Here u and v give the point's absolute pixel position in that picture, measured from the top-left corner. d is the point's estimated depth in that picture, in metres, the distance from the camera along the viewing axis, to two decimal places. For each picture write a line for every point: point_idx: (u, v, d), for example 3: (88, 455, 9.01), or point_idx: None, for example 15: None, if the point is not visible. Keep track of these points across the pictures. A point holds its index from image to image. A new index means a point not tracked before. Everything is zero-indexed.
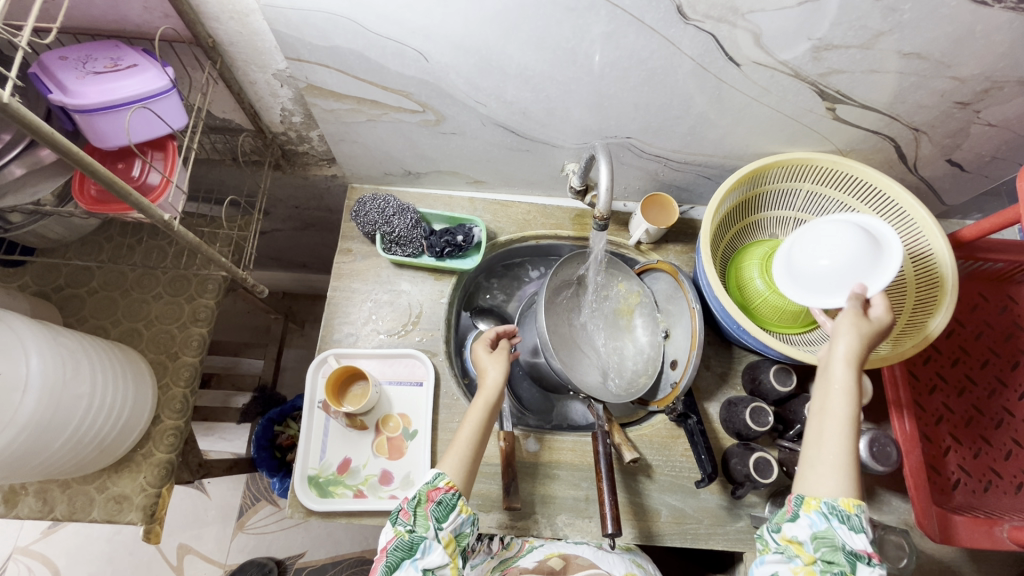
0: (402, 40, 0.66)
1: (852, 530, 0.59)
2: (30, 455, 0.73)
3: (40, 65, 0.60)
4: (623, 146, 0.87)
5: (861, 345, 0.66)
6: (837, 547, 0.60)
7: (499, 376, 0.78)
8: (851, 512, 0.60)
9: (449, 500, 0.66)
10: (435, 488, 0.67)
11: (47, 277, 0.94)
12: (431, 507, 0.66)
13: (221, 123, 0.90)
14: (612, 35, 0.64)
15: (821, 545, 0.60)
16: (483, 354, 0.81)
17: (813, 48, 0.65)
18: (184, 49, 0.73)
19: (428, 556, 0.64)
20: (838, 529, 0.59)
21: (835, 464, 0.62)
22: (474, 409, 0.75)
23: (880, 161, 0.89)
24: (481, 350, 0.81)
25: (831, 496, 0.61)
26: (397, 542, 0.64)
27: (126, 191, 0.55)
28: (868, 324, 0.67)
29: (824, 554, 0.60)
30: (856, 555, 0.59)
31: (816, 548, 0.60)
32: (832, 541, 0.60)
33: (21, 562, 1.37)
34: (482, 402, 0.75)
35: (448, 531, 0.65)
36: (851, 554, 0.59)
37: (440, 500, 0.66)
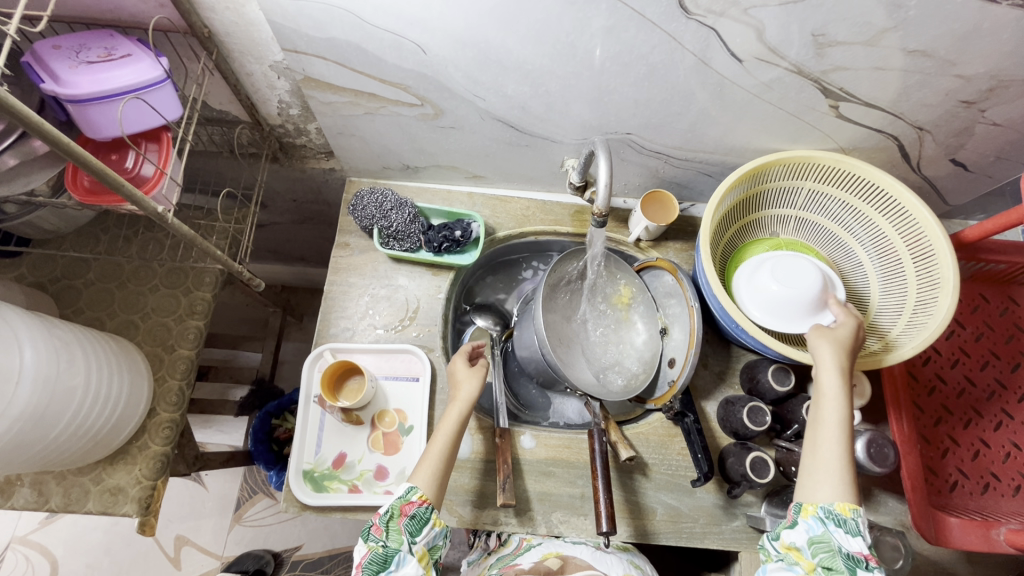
0: (399, 32, 0.65)
1: (848, 534, 0.60)
2: (24, 446, 0.73)
3: (32, 54, 0.59)
4: (624, 142, 0.86)
5: (842, 355, 0.71)
6: (835, 551, 0.60)
7: (473, 391, 0.80)
8: (847, 516, 0.61)
9: (422, 515, 0.68)
10: (408, 503, 0.68)
11: (43, 268, 0.94)
12: (405, 522, 0.67)
13: (218, 115, 0.89)
14: (612, 29, 0.64)
15: (819, 548, 0.61)
16: (460, 367, 0.82)
17: (816, 44, 0.64)
18: (179, 39, 0.72)
19: (402, 569, 0.65)
20: (834, 532, 0.61)
21: (833, 466, 0.64)
22: (448, 418, 0.76)
23: (883, 160, 0.88)
24: (458, 363, 0.82)
25: (826, 501, 0.62)
26: (372, 555, 0.65)
27: (119, 182, 0.55)
28: (841, 338, 0.72)
29: (823, 558, 0.61)
30: (856, 561, 0.59)
31: (814, 552, 0.61)
32: (829, 544, 0.60)
33: (19, 552, 1.37)
34: (454, 415, 0.76)
35: (421, 545, 0.67)
36: (850, 559, 0.59)
37: (414, 515, 0.67)
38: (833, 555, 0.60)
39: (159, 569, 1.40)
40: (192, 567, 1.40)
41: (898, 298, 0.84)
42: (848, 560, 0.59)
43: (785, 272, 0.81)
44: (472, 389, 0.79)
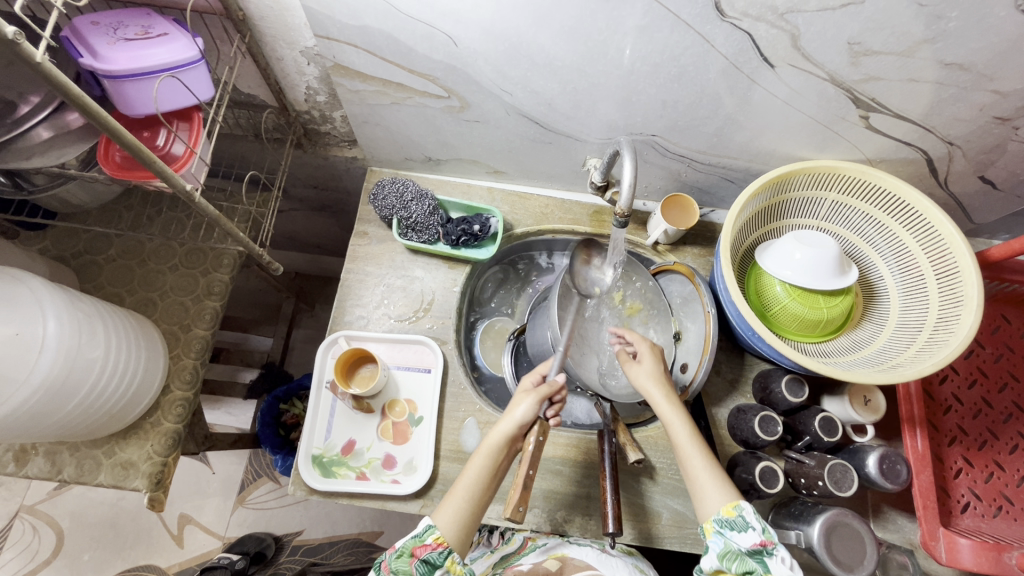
0: (432, 23, 0.65)
1: (741, 532, 0.63)
2: (41, 416, 0.74)
3: (71, 29, 0.60)
4: (648, 144, 0.86)
5: (658, 368, 0.77)
6: (740, 553, 0.63)
7: (521, 417, 0.70)
8: (735, 517, 0.64)
9: (434, 559, 0.63)
10: (422, 545, 0.64)
11: (66, 242, 0.95)
12: (415, 564, 0.63)
13: (246, 98, 0.90)
14: (645, 29, 0.63)
15: (728, 560, 0.63)
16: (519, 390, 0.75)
17: (852, 52, 0.64)
18: (214, 21, 0.73)
19: None
20: (732, 536, 0.63)
21: (705, 477, 0.68)
22: (478, 454, 0.70)
23: (909, 174, 0.87)
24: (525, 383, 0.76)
25: (715, 513, 0.66)
26: None
27: (150, 159, 0.56)
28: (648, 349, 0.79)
29: (738, 566, 0.63)
30: (763, 552, 0.61)
31: (727, 564, 0.63)
32: (734, 552, 0.63)
33: (26, 521, 1.40)
34: (494, 437, 0.70)
35: None
36: (755, 553, 0.62)
37: (426, 559, 0.63)
38: (741, 558, 0.62)
39: (162, 546, 1.41)
40: (194, 546, 1.42)
41: (919, 315, 0.82)
42: (753, 555, 0.62)
43: (813, 236, 0.82)
44: (524, 410, 0.71)
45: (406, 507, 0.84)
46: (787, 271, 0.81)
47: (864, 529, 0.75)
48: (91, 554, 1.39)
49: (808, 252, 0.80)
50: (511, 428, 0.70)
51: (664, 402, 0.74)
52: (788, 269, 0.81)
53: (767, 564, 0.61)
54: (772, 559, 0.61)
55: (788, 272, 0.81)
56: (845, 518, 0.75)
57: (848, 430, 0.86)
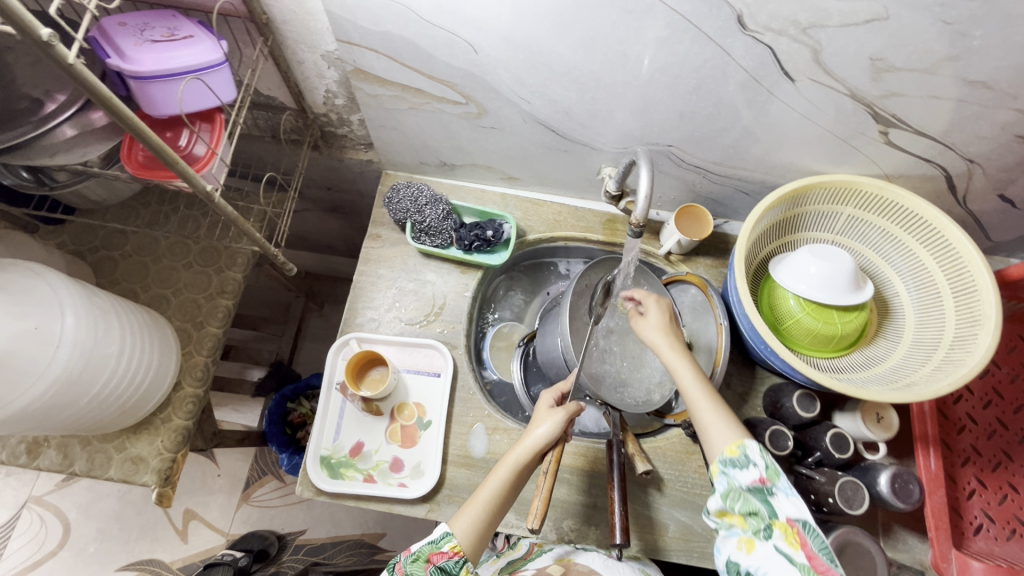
0: (453, 30, 0.66)
1: (743, 470, 0.62)
2: (56, 410, 0.75)
3: (99, 29, 0.61)
4: (663, 154, 0.86)
5: (664, 318, 0.76)
6: (743, 492, 0.61)
7: (544, 435, 0.69)
8: (737, 455, 0.63)
9: (450, 567, 0.63)
10: (439, 552, 0.64)
11: (84, 237, 0.96)
12: (430, 570, 0.63)
13: (265, 100, 0.91)
14: (666, 40, 0.64)
15: (732, 500, 0.62)
16: (541, 409, 0.73)
17: (874, 68, 0.63)
18: (238, 25, 0.74)
19: None
20: (734, 475, 0.62)
21: (710, 416, 0.67)
22: (500, 467, 0.68)
23: (927, 191, 0.86)
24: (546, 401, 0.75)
25: (720, 452, 0.64)
26: None
27: (173, 160, 0.57)
28: (653, 300, 0.78)
29: (741, 506, 0.62)
30: (765, 490, 0.61)
31: (730, 505, 0.62)
32: (737, 491, 0.62)
33: (34, 511, 1.41)
34: (518, 451, 0.68)
35: None
36: (758, 492, 0.61)
37: (442, 566, 0.63)
38: (744, 497, 0.61)
39: (166, 540, 1.42)
40: (198, 542, 1.43)
41: (936, 333, 0.81)
42: (756, 493, 0.61)
43: (829, 250, 0.81)
44: (547, 427, 0.69)
45: (412, 511, 0.84)
46: (801, 286, 0.81)
47: (874, 547, 0.75)
48: (97, 546, 1.40)
49: (823, 265, 0.79)
50: (535, 444, 0.68)
51: (669, 349, 0.73)
52: (803, 284, 0.81)
53: (771, 503, 0.60)
54: (776, 497, 0.60)
55: (803, 286, 0.81)
56: (855, 536, 0.75)
57: (859, 446, 0.85)
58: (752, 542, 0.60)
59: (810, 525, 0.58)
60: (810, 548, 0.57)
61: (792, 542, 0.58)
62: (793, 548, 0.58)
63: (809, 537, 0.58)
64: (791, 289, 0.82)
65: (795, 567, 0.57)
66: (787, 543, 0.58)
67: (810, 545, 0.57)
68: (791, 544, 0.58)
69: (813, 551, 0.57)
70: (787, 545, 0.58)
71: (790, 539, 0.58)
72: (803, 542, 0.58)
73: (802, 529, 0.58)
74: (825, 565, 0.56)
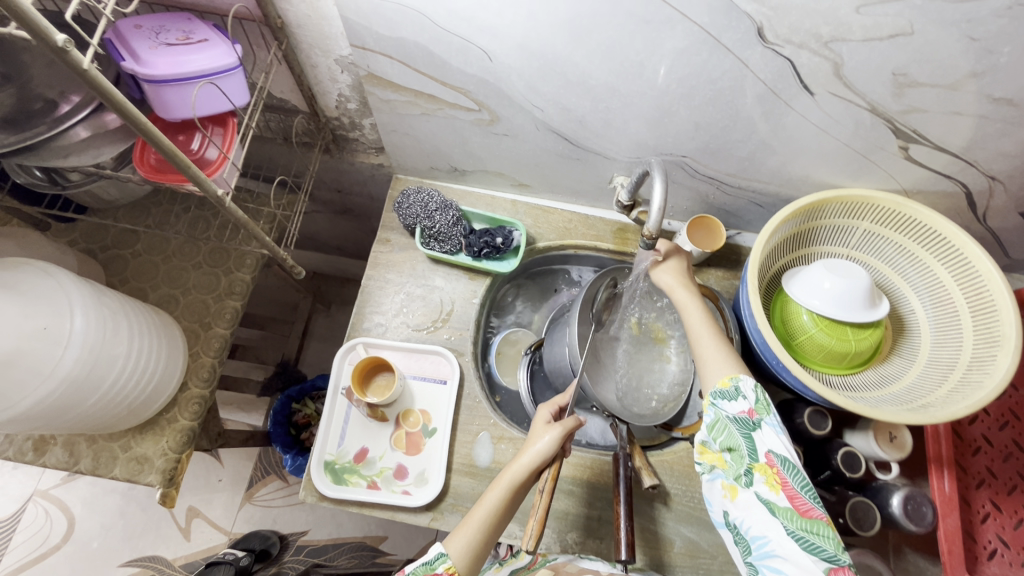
0: (469, 37, 0.65)
1: (732, 402, 0.65)
2: (64, 409, 0.75)
3: (115, 32, 0.61)
4: (677, 164, 0.85)
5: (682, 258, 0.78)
6: (729, 425, 0.65)
7: (542, 451, 0.66)
8: (729, 388, 0.66)
9: None
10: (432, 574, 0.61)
11: (95, 235, 0.97)
12: None
13: (278, 103, 0.91)
14: (684, 51, 0.63)
15: (718, 433, 0.65)
16: (540, 423, 0.71)
17: (896, 83, 0.62)
18: (253, 28, 0.74)
19: None
20: (723, 408, 0.66)
21: (709, 352, 0.70)
22: (496, 485, 0.66)
23: (946, 207, 0.85)
24: (545, 413, 0.73)
25: (712, 385, 0.68)
26: None
27: (186, 164, 0.56)
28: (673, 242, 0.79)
29: (725, 440, 0.65)
30: (751, 425, 0.64)
31: (717, 438, 0.66)
32: (724, 423, 0.65)
33: (39, 505, 1.42)
34: (515, 468, 0.66)
35: None
36: (744, 426, 0.64)
37: None
38: (730, 430, 0.65)
39: (169, 538, 1.42)
40: (200, 540, 1.43)
41: (952, 352, 0.79)
42: (742, 428, 0.64)
43: (843, 265, 0.80)
44: (546, 441, 0.66)
45: (415, 519, 0.83)
46: (815, 301, 0.80)
47: None
48: (100, 542, 1.40)
49: (837, 280, 0.78)
50: (532, 461, 0.65)
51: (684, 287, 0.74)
52: (816, 299, 0.79)
53: (755, 440, 0.64)
54: (760, 433, 0.64)
55: (816, 301, 0.79)
56: None
57: (871, 466, 0.83)
58: (735, 488, 0.64)
59: (790, 464, 0.62)
60: (791, 489, 0.61)
61: (772, 484, 0.61)
62: (773, 492, 0.61)
63: (789, 476, 0.61)
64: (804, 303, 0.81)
65: (775, 512, 0.61)
66: (768, 487, 0.62)
67: (791, 485, 0.61)
68: (772, 487, 0.61)
69: (794, 490, 0.61)
70: (768, 489, 0.62)
71: (770, 482, 0.62)
72: (784, 483, 0.61)
73: (782, 468, 0.61)
74: (806, 504, 0.60)
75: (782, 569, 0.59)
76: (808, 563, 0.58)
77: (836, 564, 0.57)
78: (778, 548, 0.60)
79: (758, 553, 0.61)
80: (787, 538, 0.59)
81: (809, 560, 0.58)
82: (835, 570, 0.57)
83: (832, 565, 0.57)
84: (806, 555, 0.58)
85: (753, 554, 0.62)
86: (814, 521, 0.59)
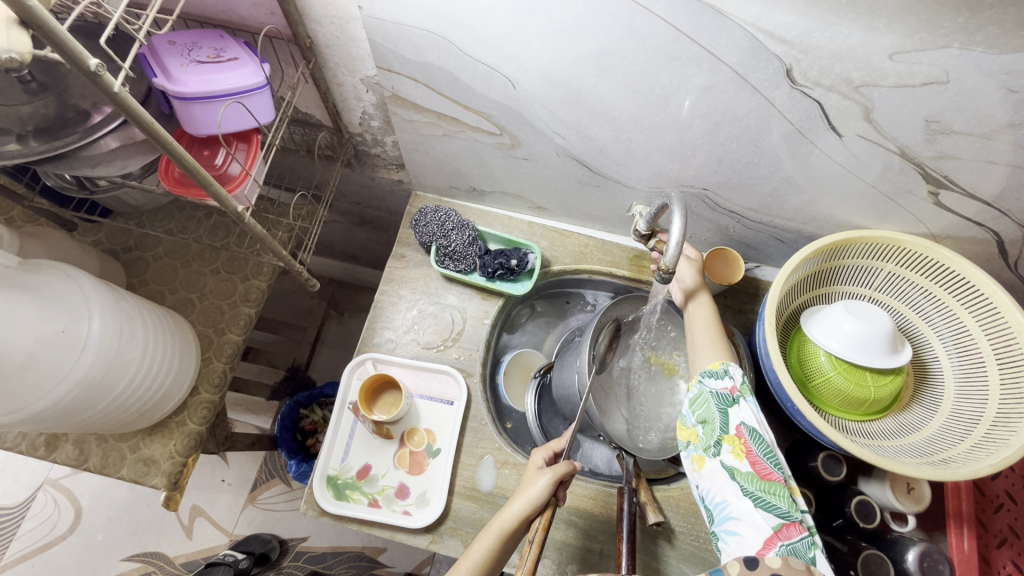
0: (493, 65, 0.66)
1: (718, 379, 0.65)
2: (76, 411, 0.76)
3: (149, 48, 0.62)
4: (697, 197, 0.84)
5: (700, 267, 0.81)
6: (710, 399, 0.65)
7: (535, 499, 0.64)
8: (719, 368, 0.66)
9: None
10: None
11: (119, 237, 0.99)
12: None
13: (303, 117, 0.92)
14: (710, 89, 0.62)
15: (698, 406, 0.65)
16: (532, 470, 0.69)
17: (928, 130, 0.61)
18: (282, 47, 0.76)
19: None
20: (708, 383, 0.66)
21: (706, 343, 0.71)
22: (484, 534, 0.63)
23: (976, 254, 0.82)
24: (539, 457, 0.71)
25: (703, 366, 0.68)
26: None
27: (208, 181, 0.58)
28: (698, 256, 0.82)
29: (703, 414, 0.65)
30: (729, 400, 0.63)
31: (695, 412, 0.66)
32: (705, 398, 0.65)
33: (49, 494, 1.44)
34: (507, 515, 0.64)
35: None
36: (722, 401, 0.64)
37: None
38: (708, 404, 0.64)
39: (171, 535, 1.43)
40: (201, 539, 1.43)
41: (976, 405, 0.76)
42: (720, 402, 0.64)
43: (864, 307, 0.78)
44: (538, 489, 0.65)
45: (414, 540, 0.82)
46: (833, 343, 0.77)
47: None
48: (105, 535, 1.42)
49: (857, 322, 0.76)
50: (524, 509, 0.64)
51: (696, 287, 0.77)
52: (836, 341, 0.77)
53: (729, 414, 0.63)
54: (735, 408, 0.63)
55: (836, 342, 0.77)
56: None
57: (886, 516, 0.80)
58: (703, 459, 0.63)
59: (757, 434, 0.61)
60: (754, 455, 0.60)
61: (737, 453, 0.61)
62: (738, 460, 0.60)
63: (754, 445, 0.60)
64: (823, 341, 0.78)
65: (736, 477, 0.60)
66: (733, 455, 0.61)
67: (754, 452, 0.60)
68: (737, 455, 0.60)
69: (758, 457, 0.60)
70: (732, 457, 0.61)
71: (736, 451, 0.61)
72: (748, 451, 0.60)
73: (749, 438, 0.61)
74: (767, 469, 0.59)
75: (737, 531, 0.58)
76: (760, 521, 0.57)
77: (789, 521, 0.57)
78: (735, 510, 0.59)
79: (719, 520, 0.60)
80: (743, 499, 0.59)
81: (762, 519, 0.57)
82: (787, 526, 0.56)
83: (785, 522, 0.57)
84: (760, 514, 0.57)
85: (715, 523, 0.61)
86: (773, 484, 0.59)
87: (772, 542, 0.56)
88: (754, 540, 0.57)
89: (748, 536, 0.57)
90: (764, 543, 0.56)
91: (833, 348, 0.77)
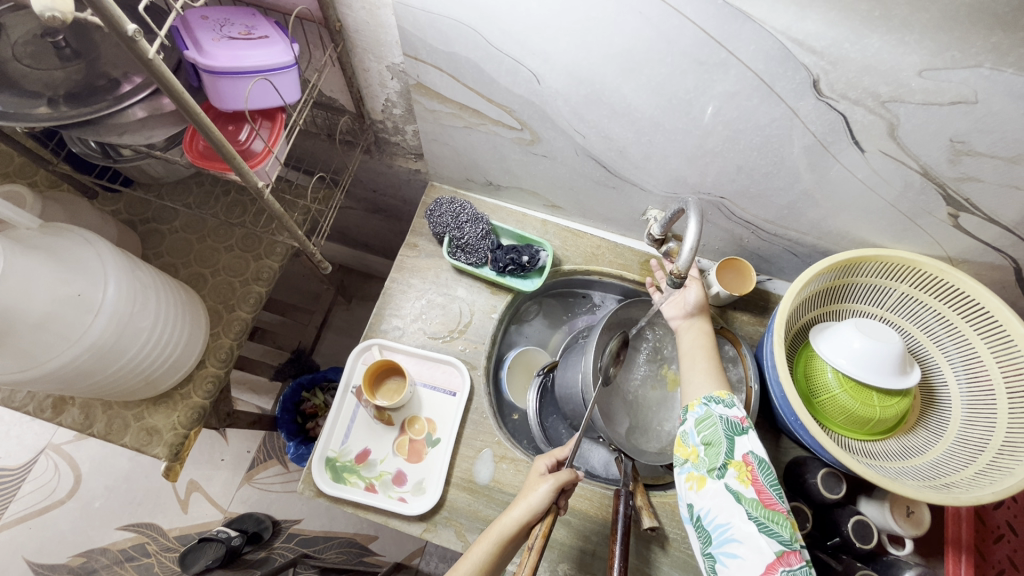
0: (520, 59, 0.66)
1: (726, 407, 0.65)
2: (85, 374, 0.77)
3: (182, 21, 0.63)
4: (714, 205, 0.83)
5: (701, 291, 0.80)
6: (718, 422, 0.64)
7: (536, 505, 0.64)
8: (725, 397, 0.66)
9: None
10: None
11: (138, 208, 1.01)
12: None
13: (327, 101, 0.93)
14: (734, 95, 0.62)
15: (704, 427, 0.65)
16: (534, 477, 0.69)
17: (953, 150, 0.60)
18: (312, 28, 0.77)
19: None
20: (715, 408, 0.65)
21: (704, 369, 0.71)
22: (484, 539, 0.64)
23: (992, 280, 0.81)
24: (541, 464, 0.71)
25: (706, 392, 0.68)
26: None
27: (231, 155, 0.59)
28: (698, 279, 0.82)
29: (708, 435, 0.64)
30: (738, 429, 0.63)
31: (699, 432, 0.65)
32: (712, 420, 0.64)
33: (50, 459, 1.46)
34: (510, 519, 0.64)
35: None
36: (731, 428, 0.63)
37: None
38: (716, 427, 0.64)
39: (167, 508, 1.45)
40: (196, 514, 1.45)
41: (983, 432, 0.75)
42: (728, 428, 0.63)
43: (875, 326, 0.77)
44: (540, 495, 0.65)
45: (408, 528, 0.83)
46: (842, 361, 0.77)
47: None
48: (102, 503, 1.43)
49: (865, 340, 0.75)
50: (523, 514, 0.64)
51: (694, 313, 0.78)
52: (844, 359, 0.77)
53: (735, 441, 0.63)
54: (743, 436, 0.63)
55: (844, 360, 0.77)
56: None
57: (883, 539, 0.80)
58: (704, 479, 0.62)
59: (764, 464, 0.61)
60: (760, 484, 0.60)
61: (743, 479, 0.60)
62: (743, 485, 0.60)
63: (760, 474, 0.60)
64: (831, 357, 0.78)
65: (741, 502, 0.59)
66: (738, 480, 0.60)
67: (761, 481, 0.60)
68: (742, 481, 0.60)
69: (763, 486, 0.60)
70: (738, 482, 0.60)
71: (742, 477, 0.60)
72: (754, 479, 0.60)
73: (756, 467, 0.61)
74: (772, 499, 0.59)
75: (736, 554, 0.57)
76: (763, 545, 0.56)
77: (789, 550, 0.56)
78: (737, 533, 0.58)
79: (718, 541, 0.59)
80: (747, 522, 0.58)
81: (765, 543, 0.56)
82: (787, 553, 0.56)
83: (785, 550, 0.56)
84: (763, 538, 0.56)
85: (713, 544, 0.60)
86: (776, 513, 0.58)
87: (773, 567, 0.54)
88: (755, 564, 0.56)
89: (749, 559, 0.56)
90: (765, 567, 0.55)
91: (840, 365, 0.77)
